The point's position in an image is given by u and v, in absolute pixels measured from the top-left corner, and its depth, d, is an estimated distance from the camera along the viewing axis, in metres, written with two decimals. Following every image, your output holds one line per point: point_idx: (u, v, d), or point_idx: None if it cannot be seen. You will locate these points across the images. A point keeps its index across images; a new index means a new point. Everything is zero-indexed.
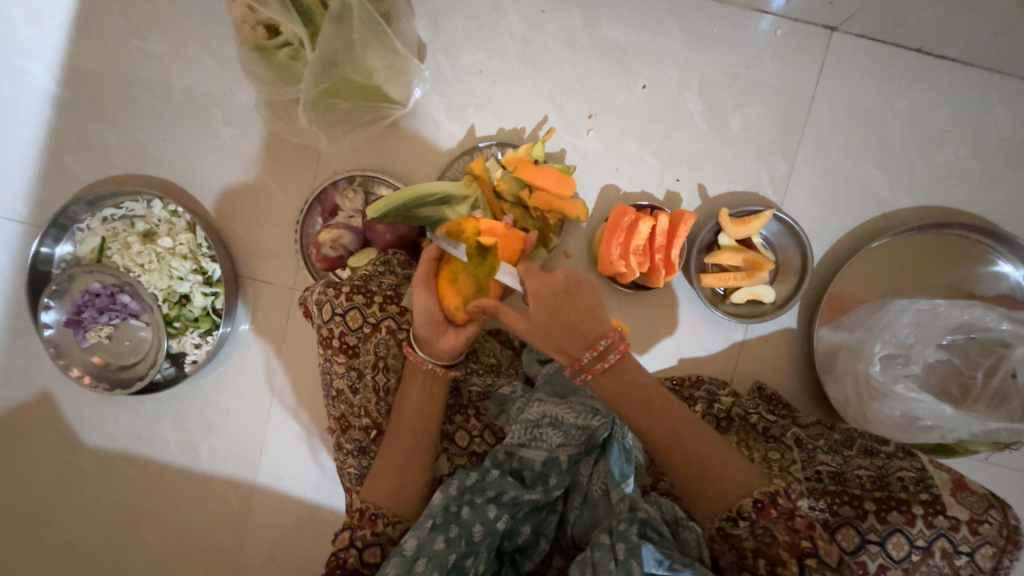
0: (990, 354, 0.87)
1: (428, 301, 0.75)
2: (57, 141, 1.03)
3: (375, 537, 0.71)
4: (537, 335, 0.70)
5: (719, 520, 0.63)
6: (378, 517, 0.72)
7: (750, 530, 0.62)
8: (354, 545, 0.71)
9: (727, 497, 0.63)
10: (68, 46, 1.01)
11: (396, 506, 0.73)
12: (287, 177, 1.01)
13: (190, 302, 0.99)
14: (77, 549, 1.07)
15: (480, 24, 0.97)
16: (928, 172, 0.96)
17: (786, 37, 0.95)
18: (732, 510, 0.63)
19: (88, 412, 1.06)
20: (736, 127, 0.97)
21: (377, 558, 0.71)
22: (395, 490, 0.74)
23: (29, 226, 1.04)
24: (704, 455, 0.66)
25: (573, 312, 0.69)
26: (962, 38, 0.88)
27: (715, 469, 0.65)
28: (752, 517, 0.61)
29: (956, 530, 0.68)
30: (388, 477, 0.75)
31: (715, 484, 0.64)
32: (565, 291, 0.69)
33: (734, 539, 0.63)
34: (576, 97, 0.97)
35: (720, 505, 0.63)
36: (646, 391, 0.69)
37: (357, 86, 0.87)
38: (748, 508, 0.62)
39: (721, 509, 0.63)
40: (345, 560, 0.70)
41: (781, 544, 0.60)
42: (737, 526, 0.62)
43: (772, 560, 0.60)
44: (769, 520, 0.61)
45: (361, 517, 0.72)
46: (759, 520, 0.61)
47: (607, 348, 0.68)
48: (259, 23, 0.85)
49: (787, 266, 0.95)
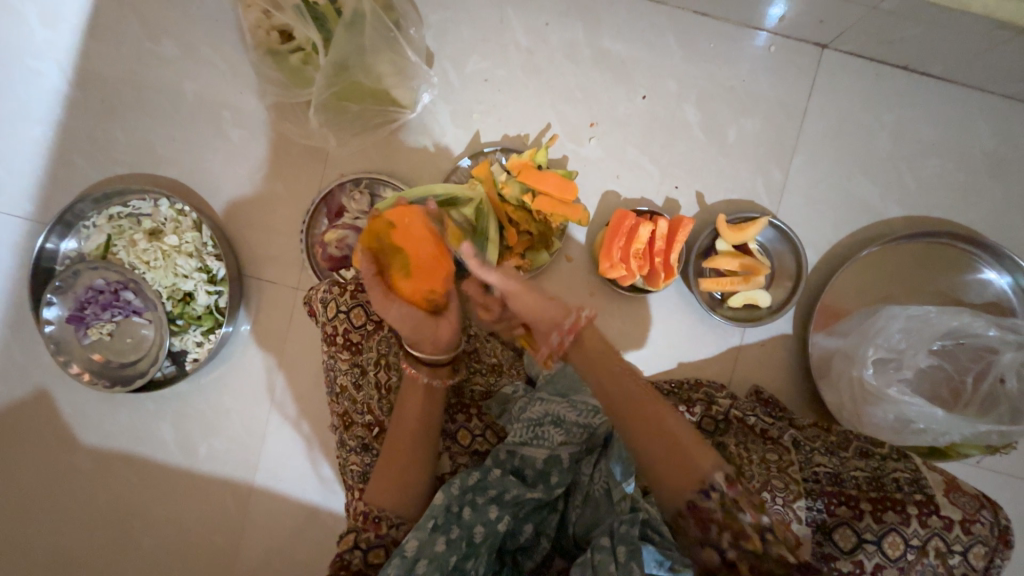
0: (979, 359, 0.89)
1: (402, 311, 0.76)
2: (66, 140, 1.05)
3: (380, 539, 0.72)
4: (519, 296, 0.78)
5: (689, 494, 0.60)
6: (381, 519, 0.72)
7: (720, 503, 0.59)
8: (359, 547, 0.71)
9: (698, 469, 0.60)
10: (81, 48, 1.04)
11: (399, 506, 0.73)
12: (294, 179, 1.03)
13: (193, 300, 0.99)
14: (68, 551, 1.05)
15: (487, 35, 1.00)
16: (917, 184, 1.00)
17: (779, 53, 1.00)
18: (704, 484, 0.59)
19: (86, 410, 1.05)
20: (732, 137, 1.00)
21: (381, 559, 0.72)
22: (398, 491, 0.74)
23: (35, 223, 1.05)
24: (673, 432, 0.63)
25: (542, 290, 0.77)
26: (946, 56, 0.92)
27: (682, 442, 0.63)
28: (723, 490, 0.59)
29: (949, 529, 0.69)
30: (390, 476, 0.75)
31: (685, 461, 0.61)
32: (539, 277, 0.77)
33: (703, 514, 0.59)
34: (578, 106, 1.00)
35: (692, 479, 0.60)
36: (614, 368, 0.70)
37: (366, 89, 0.90)
38: (718, 481, 0.59)
39: (692, 484, 0.60)
40: (350, 562, 0.71)
41: (747, 519, 0.58)
42: (709, 498, 0.59)
43: (736, 533, 0.58)
44: (737, 493, 0.59)
45: (365, 519, 0.73)
46: (727, 492, 0.59)
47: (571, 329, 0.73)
48: (273, 28, 0.89)
49: (782, 272, 0.98)
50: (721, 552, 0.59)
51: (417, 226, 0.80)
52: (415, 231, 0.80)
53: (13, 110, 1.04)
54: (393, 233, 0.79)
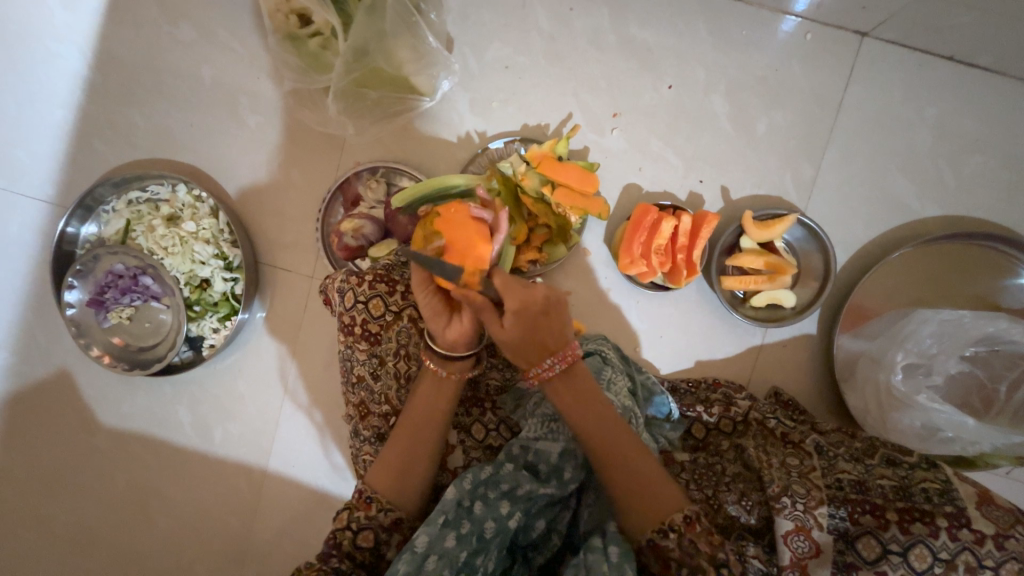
0: (1014, 368, 0.85)
1: (428, 300, 0.75)
2: (86, 123, 1.05)
3: (369, 521, 0.71)
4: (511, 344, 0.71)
5: (649, 532, 0.66)
6: (372, 501, 0.72)
7: (678, 543, 0.65)
8: (350, 527, 0.71)
9: (659, 511, 0.66)
10: (101, 31, 1.03)
11: (395, 494, 0.73)
12: (311, 167, 1.02)
13: (210, 286, 1.00)
14: (88, 528, 1.08)
15: (509, 20, 0.97)
16: (956, 182, 0.95)
17: (815, 41, 0.95)
18: (663, 525, 0.65)
19: (106, 392, 1.07)
20: (761, 130, 0.96)
21: (369, 542, 0.71)
22: (397, 478, 0.74)
23: (55, 207, 1.06)
24: (645, 472, 0.68)
25: (558, 322, 0.73)
26: (995, 47, 0.87)
27: (648, 481, 0.67)
28: (681, 530, 0.64)
29: (981, 544, 0.65)
30: (392, 463, 0.74)
31: (650, 500, 0.67)
32: (545, 307, 0.71)
33: (662, 551, 0.66)
34: (601, 95, 0.97)
35: (652, 520, 0.66)
36: (587, 397, 0.72)
37: (385, 76, 0.89)
38: (677, 522, 0.65)
39: (653, 521, 0.66)
40: (340, 541, 0.71)
41: (702, 555, 0.63)
42: (666, 537, 0.65)
43: (692, 569, 0.64)
44: (695, 534, 0.64)
45: (359, 499, 0.73)
46: (686, 534, 0.64)
47: (551, 364, 0.72)
48: (292, 11, 0.88)
49: (809, 271, 0.95)
50: None
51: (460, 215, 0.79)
52: (458, 221, 0.79)
53: (34, 93, 1.05)
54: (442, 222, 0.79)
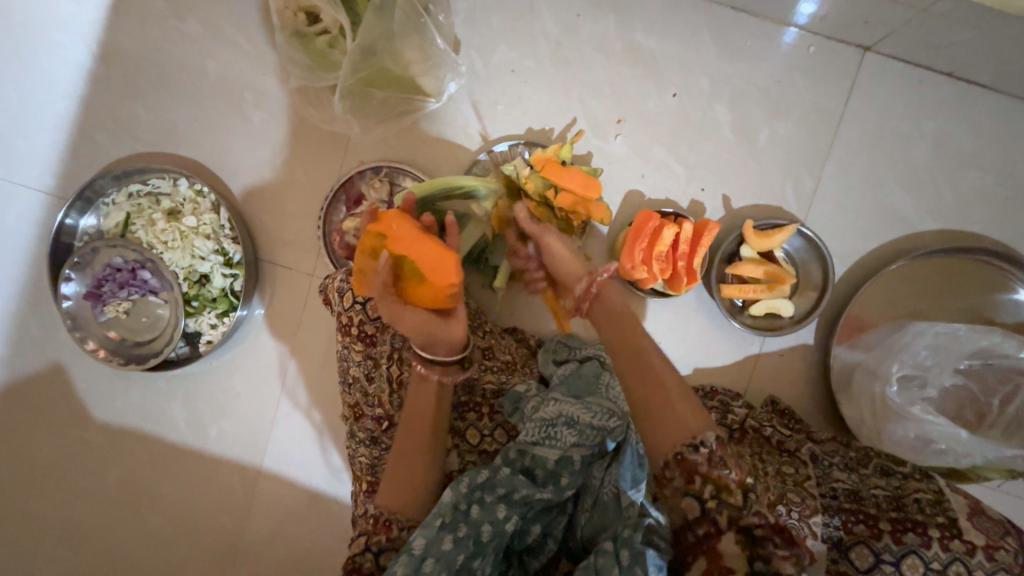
0: (1007, 382, 0.86)
1: (416, 317, 0.74)
2: (88, 115, 1.04)
3: (390, 542, 0.71)
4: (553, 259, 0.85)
5: (680, 446, 0.61)
6: (392, 522, 0.72)
7: (708, 458, 0.60)
8: (370, 550, 0.71)
9: (691, 423, 0.62)
10: (105, 23, 1.03)
11: (411, 510, 0.73)
12: (314, 164, 1.02)
13: (210, 282, 0.99)
14: (79, 523, 1.07)
15: (516, 24, 0.98)
16: (953, 197, 0.97)
17: (818, 54, 0.96)
18: (694, 439, 0.61)
19: (100, 386, 1.06)
20: (763, 140, 0.97)
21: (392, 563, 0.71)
22: (408, 493, 0.73)
23: (54, 198, 1.05)
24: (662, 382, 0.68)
25: (575, 253, 0.86)
26: (993, 66, 0.89)
27: (677, 402, 0.66)
28: (713, 447, 0.60)
29: (972, 554, 0.65)
30: (401, 479, 0.74)
31: (676, 420, 0.63)
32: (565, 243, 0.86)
33: (690, 466, 0.60)
34: (606, 101, 0.98)
35: (682, 433, 0.62)
36: (625, 319, 0.77)
37: (392, 76, 0.89)
38: (710, 439, 0.60)
39: (682, 435, 0.62)
40: (362, 564, 0.70)
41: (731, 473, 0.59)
42: (697, 450, 0.60)
43: (718, 485, 0.59)
44: (726, 452, 0.60)
45: (376, 522, 0.72)
46: (715, 448, 0.60)
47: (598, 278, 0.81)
48: (300, 9, 0.89)
49: (807, 281, 0.95)
50: (700, 502, 0.60)
51: (411, 229, 0.75)
52: (403, 234, 0.75)
53: (36, 84, 1.04)
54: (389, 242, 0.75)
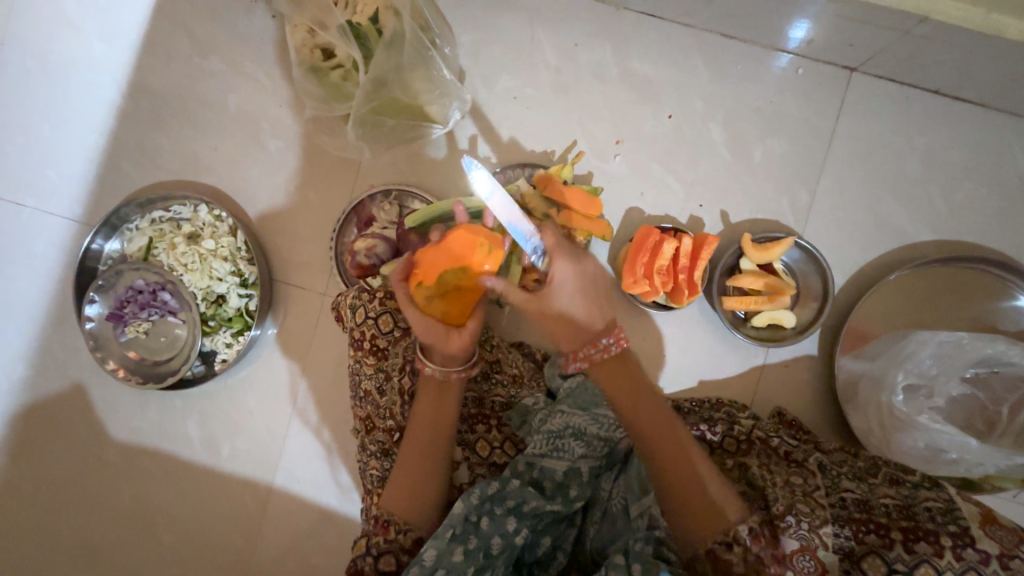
0: (1014, 390, 0.87)
1: (456, 339, 0.79)
2: (116, 147, 1.11)
3: (389, 544, 0.72)
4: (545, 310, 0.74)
5: (712, 543, 0.64)
6: (390, 524, 0.73)
7: (742, 557, 0.63)
8: (369, 553, 0.73)
9: (718, 521, 0.64)
10: (135, 62, 1.10)
11: (411, 514, 0.74)
12: (327, 188, 1.07)
13: (226, 302, 1.03)
14: (92, 543, 1.08)
15: (517, 54, 1.03)
16: (947, 208, 0.99)
17: (807, 75, 1.00)
18: (725, 535, 0.64)
19: (118, 405, 1.09)
20: (758, 157, 1.01)
21: (392, 566, 0.72)
22: (410, 496, 0.75)
23: (81, 225, 1.10)
24: (681, 460, 0.68)
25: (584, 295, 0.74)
26: (977, 82, 0.92)
27: (704, 489, 0.66)
28: (746, 543, 0.63)
29: (987, 564, 0.65)
30: (405, 483, 0.76)
31: (709, 509, 0.65)
32: (590, 283, 0.75)
33: (724, 564, 0.63)
34: (604, 124, 1.02)
35: (714, 530, 0.64)
36: (647, 399, 0.72)
37: (402, 104, 0.94)
38: (743, 535, 0.63)
39: (713, 530, 0.64)
40: (362, 567, 0.73)
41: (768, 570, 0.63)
42: (731, 550, 0.63)
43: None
44: (759, 546, 0.64)
45: (376, 523, 0.74)
46: (751, 547, 0.63)
47: (607, 345, 0.73)
48: (316, 46, 0.95)
49: (808, 292, 0.97)
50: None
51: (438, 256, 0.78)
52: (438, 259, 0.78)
53: (70, 119, 1.11)
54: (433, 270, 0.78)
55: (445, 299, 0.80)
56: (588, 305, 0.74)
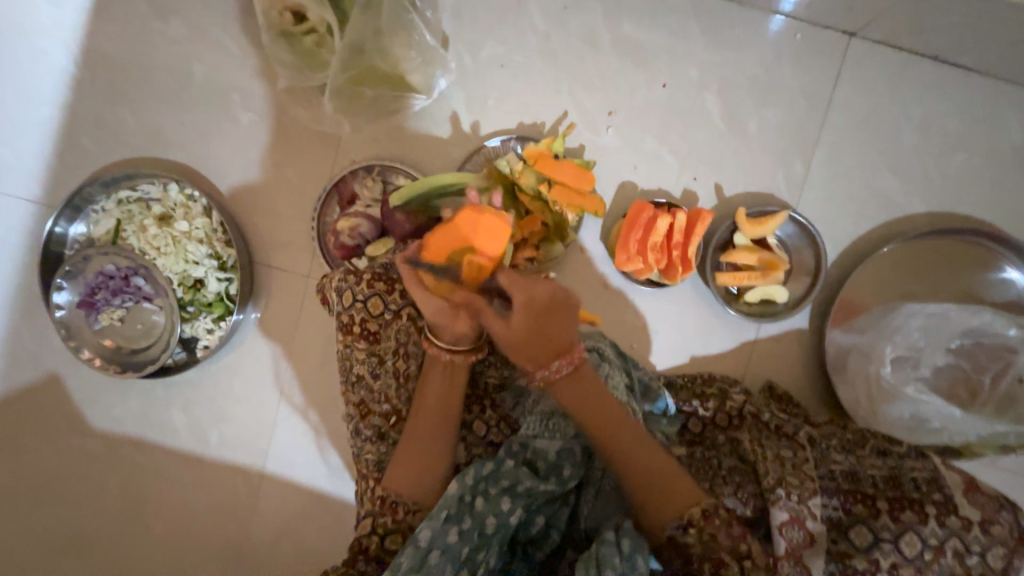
0: (998, 359, 0.88)
1: (466, 320, 0.78)
2: (74, 122, 1.03)
3: (397, 524, 0.73)
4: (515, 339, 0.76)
5: (670, 529, 0.67)
6: (398, 504, 0.74)
7: (698, 537, 0.66)
8: (376, 532, 0.73)
9: (674, 507, 0.67)
10: (87, 27, 1.01)
11: (415, 492, 0.74)
12: (304, 165, 1.01)
13: (204, 287, 0.99)
14: (81, 533, 1.06)
15: (504, 19, 0.97)
16: (941, 179, 0.98)
17: (804, 41, 0.97)
18: (681, 519, 0.66)
19: (98, 395, 1.05)
20: (753, 129, 0.98)
21: (398, 544, 0.73)
22: (413, 474, 0.75)
23: (43, 207, 1.04)
24: (642, 461, 0.71)
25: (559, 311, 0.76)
26: (976, 48, 0.89)
27: (661, 479, 0.70)
28: (699, 524, 0.66)
29: (967, 529, 0.68)
30: (408, 464, 0.76)
31: (666, 496, 0.68)
32: (549, 304, 0.76)
33: (681, 546, 0.67)
34: (596, 95, 0.98)
35: (670, 515, 0.67)
36: (602, 406, 0.74)
37: (382, 74, 0.89)
38: (695, 518, 0.66)
39: (671, 517, 0.67)
40: (368, 546, 0.73)
41: (723, 550, 0.65)
42: (686, 533, 0.66)
43: (715, 564, 0.65)
44: (715, 525, 0.66)
45: (382, 504, 0.74)
46: (704, 526, 0.66)
47: (560, 366, 0.75)
48: (287, 9, 0.88)
49: (800, 267, 0.96)
50: None
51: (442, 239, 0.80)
52: (444, 241, 0.80)
53: (20, 91, 1.02)
54: (439, 252, 0.79)
55: (454, 279, 0.80)
56: (549, 322, 0.76)
